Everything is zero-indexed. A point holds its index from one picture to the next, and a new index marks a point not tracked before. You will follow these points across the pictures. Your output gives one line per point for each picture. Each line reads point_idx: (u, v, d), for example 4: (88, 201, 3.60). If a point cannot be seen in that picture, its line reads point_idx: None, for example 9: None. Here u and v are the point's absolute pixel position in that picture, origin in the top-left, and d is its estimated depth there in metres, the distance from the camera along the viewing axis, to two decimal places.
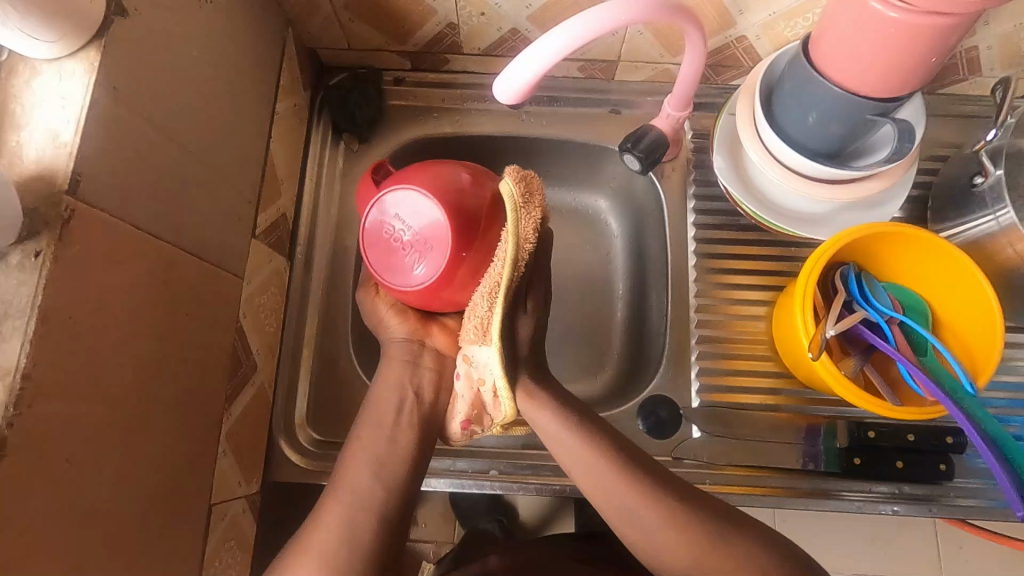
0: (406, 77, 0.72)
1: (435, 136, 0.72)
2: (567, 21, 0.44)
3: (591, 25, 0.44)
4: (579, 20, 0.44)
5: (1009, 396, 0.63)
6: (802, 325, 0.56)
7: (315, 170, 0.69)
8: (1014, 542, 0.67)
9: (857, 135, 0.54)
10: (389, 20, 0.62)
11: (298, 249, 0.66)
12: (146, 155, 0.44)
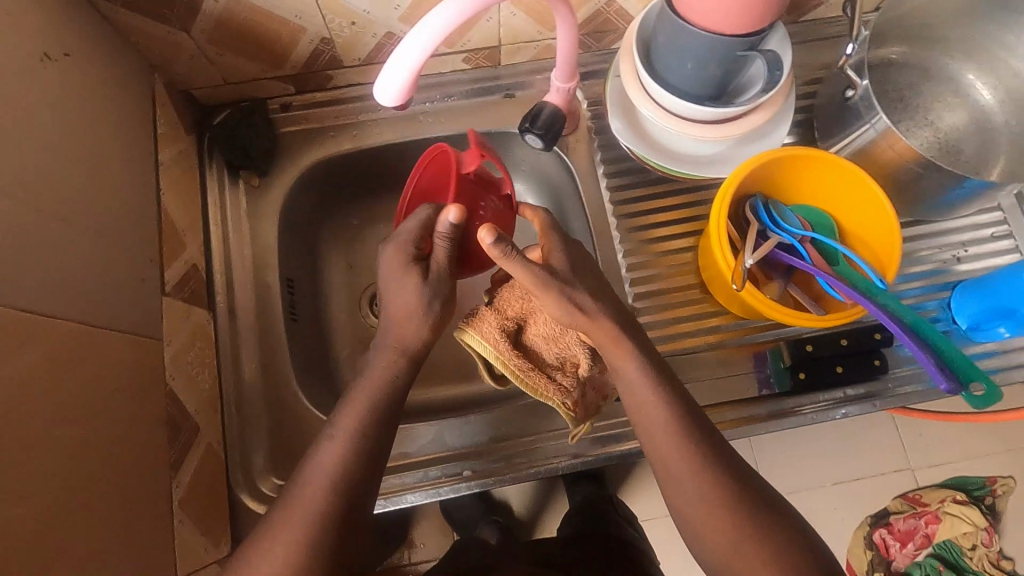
0: (292, 101, 0.70)
1: (336, 155, 0.71)
2: (430, 12, 0.44)
3: (455, 12, 0.43)
4: (442, 9, 0.43)
5: (922, 284, 0.68)
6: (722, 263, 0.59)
7: (218, 214, 0.66)
8: (954, 416, 0.72)
9: (734, 72, 0.57)
10: (258, 47, 0.61)
11: (217, 298, 0.64)
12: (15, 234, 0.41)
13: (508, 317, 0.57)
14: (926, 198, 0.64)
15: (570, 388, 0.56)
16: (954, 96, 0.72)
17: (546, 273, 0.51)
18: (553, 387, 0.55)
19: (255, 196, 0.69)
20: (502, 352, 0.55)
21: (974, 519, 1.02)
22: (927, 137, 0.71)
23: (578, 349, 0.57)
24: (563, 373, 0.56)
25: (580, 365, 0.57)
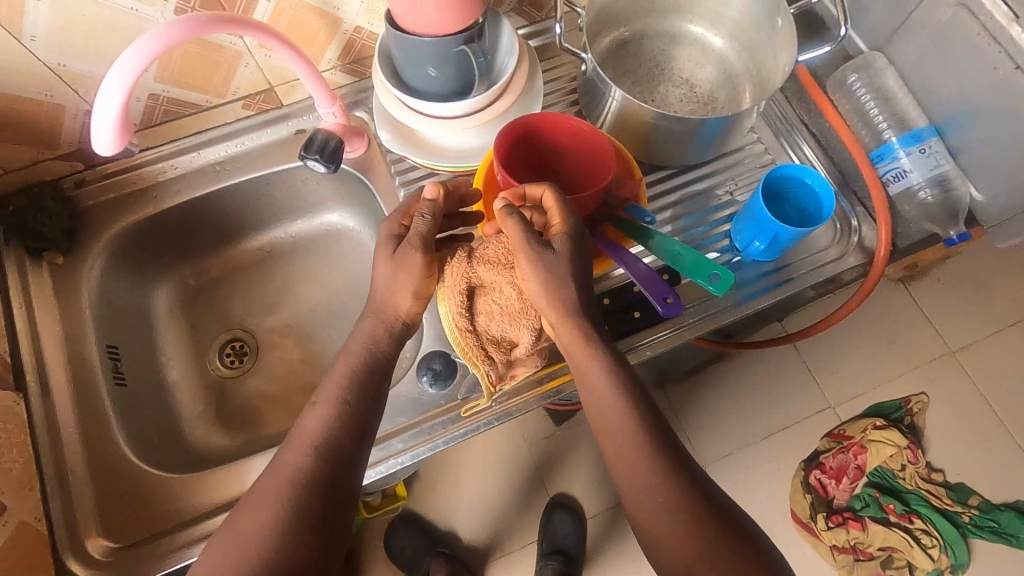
0: (86, 177, 0.72)
1: (141, 219, 0.73)
2: (127, 51, 0.47)
3: (150, 46, 0.47)
4: (138, 45, 0.46)
5: (704, 221, 0.73)
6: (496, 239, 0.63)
7: (21, 299, 0.67)
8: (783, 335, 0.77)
9: (467, 67, 0.63)
10: (20, 132, 0.63)
11: (28, 378, 0.64)
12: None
13: (470, 279, 0.55)
14: (684, 146, 0.70)
15: (497, 362, 0.57)
16: (699, 54, 0.80)
17: (553, 260, 0.53)
18: (482, 355, 0.57)
19: (60, 275, 0.70)
20: (456, 317, 0.56)
21: (894, 439, 1.15)
22: (683, 94, 0.79)
23: (520, 334, 0.56)
24: (513, 345, 0.57)
25: (517, 344, 0.57)
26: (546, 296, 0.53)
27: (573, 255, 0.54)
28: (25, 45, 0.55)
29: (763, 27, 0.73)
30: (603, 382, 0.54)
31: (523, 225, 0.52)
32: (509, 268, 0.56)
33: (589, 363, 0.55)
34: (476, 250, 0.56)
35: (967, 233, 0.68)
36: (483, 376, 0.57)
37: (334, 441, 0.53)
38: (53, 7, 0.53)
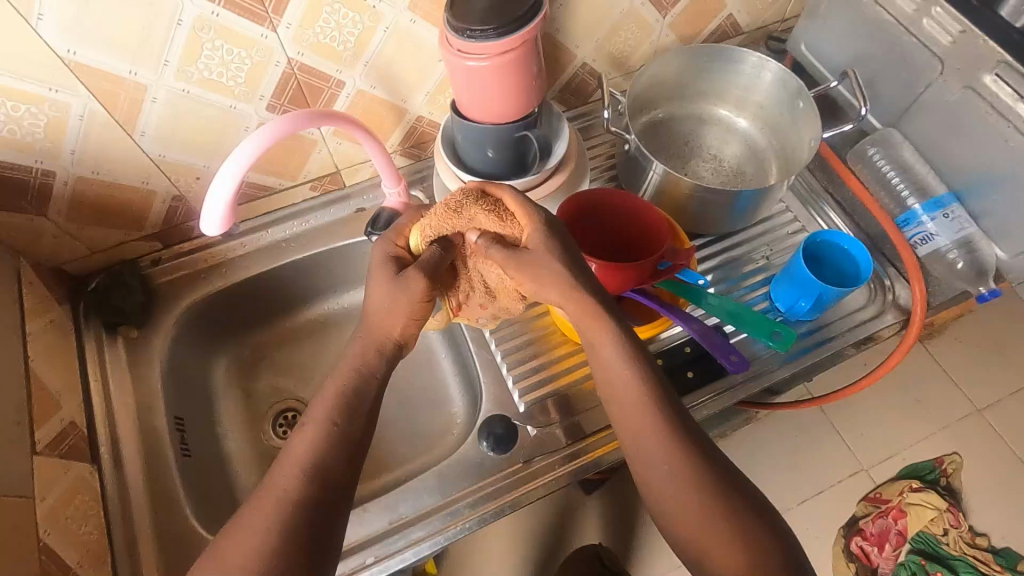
0: (162, 256, 0.76)
1: (211, 293, 0.77)
2: (239, 148, 0.52)
3: (259, 143, 0.52)
4: (248, 143, 0.52)
5: (748, 283, 0.78)
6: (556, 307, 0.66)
7: (97, 371, 0.70)
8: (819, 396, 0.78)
9: (524, 149, 0.70)
10: (114, 216, 0.68)
11: (102, 449, 0.65)
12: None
13: (452, 225, 0.56)
14: (722, 216, 0.76)
15: (460, 297, 0.62)
16: (725, 132, 0.87)
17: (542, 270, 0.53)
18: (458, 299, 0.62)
19: (134, 347, 0.73)
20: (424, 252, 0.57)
21: (935, 502, 1.13)
22: (713, 167, 0.85)
23: (500, 283, 0.59)
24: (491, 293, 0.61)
25: (505, 294, 0.61)
26: (547, 290, 0.53)
27: (554, 247, 0.54)
28: (136, 140, 0.61)
29: (786, 108, 0.80)
30: (609, 354, 0.53)
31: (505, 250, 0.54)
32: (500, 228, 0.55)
33: (597, 339, 0.53)
34: (460, 201, 0.55)
35: (998, 289, 0.71)
36: (447, 303, 0.62)
37: (325, 464, 0.47)
38: (167, 108, 0.59)
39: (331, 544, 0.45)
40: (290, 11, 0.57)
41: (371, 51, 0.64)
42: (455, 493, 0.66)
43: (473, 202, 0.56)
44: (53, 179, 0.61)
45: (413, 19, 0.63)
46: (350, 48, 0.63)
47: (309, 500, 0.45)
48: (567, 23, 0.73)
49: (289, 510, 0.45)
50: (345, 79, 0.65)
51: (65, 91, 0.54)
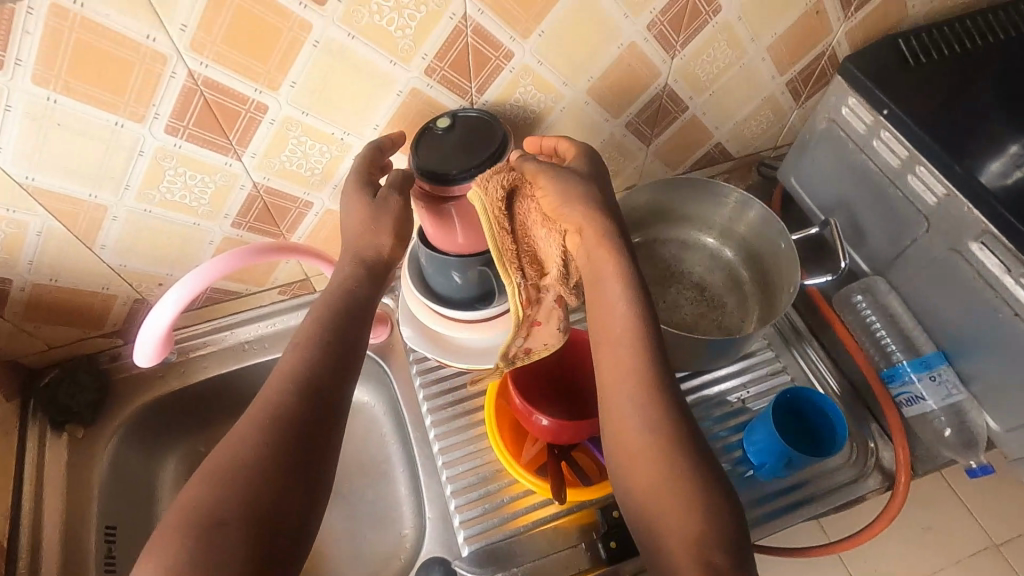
0: (123, 351, 0.76)
1: (167, 393, 0.76)
2: (171, 289, 0.54)
3: (188, 286, 0.53)
4: (178, 286, 0.53)
5: (729, 427, 0.73)
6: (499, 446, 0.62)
7: (33, 473, 0.68)
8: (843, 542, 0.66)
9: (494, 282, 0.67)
10: (74, 316, 0.68)
11: (18, 563, 0.62)
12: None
13: (507, 185, 0.54)
14: (693, 357, 0.72)
15: (524, 288, 0.57)
16: (709, 260, 0.85)
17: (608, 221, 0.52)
18: (526, 300, 0.58)
19: (78, 447, 0.71)
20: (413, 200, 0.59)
21: None
22: (695, 297, 0.83)
23: (553, 252, 0.56)
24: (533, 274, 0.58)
25: (550, 270, 0.57)
26: (569, 208, 0.52)
27: (590, 171, 0.56)
28: (96, 252, 0.61)
29: (769, 247, 0.78)
30: (616, 291, 0.50)
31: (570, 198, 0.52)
32: (524, 194, 0.55)
33: (606, 268, 0.52)
34: (489, 176, 0.54)
35: (990, 467, 0.66)
36: (515, 296, 0.57)
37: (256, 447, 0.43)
38: (127, 225, 0.60)
39: (313, 469, 0.44)
40: (255, 142, 0.57)
41: (339, 176, 0.64)
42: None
43: (491, 178, 0.54)
44: (11, 284, 0.61)
45: None
46: (318, 173, 0.63)
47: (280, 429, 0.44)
48: None
49: (249, 444, 0.43)
50: (313, 199, 0.66)
51: (23, 212, 0.54)
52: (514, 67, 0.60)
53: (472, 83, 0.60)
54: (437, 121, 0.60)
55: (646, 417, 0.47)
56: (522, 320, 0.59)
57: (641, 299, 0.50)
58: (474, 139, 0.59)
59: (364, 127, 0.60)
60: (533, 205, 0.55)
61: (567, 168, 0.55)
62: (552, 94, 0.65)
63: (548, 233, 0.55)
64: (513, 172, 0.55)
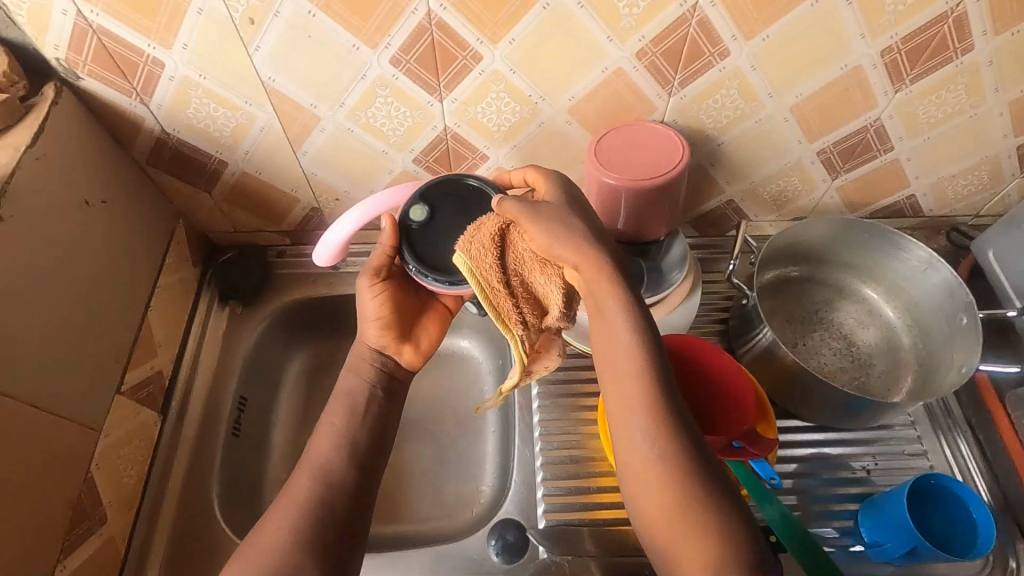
0: (287, 251, 0.85)
1: (312, 297, 0.84)
2: (369, 199, 0.59)
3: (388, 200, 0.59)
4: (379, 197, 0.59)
5: (839, 491, 0.68)
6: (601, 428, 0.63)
7: (198, 333, 0.77)
8: None
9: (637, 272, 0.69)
10: (263, 208, 0.76)
11: (172, 403, 0.72)
12: (2, 318, 0.51)
13: (497, 237, 0.54)
14: (824, 408, 0.67)
15: (548, 331, 0.58)
16: (864, 315, 0.78)
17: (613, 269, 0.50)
18: (535, 345, 0.58)
19: (235, 322, 0.81)
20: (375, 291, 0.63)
21: None
22: (838, 349, 0.77)
23: (551, 291, 0.55)
24: (511, 323, 0.55)
25: (549, 308, 0.56)
26: (558, 246, 0.51)
27: (568, 203, 0.55)
28: (297, 156, 0.68)
29: (947, 322, 0.71)
30: (619, 324, 0.49)
31: (553, 229, 0.52)
32: (512, 239, 0.55)
33: (606, 299, 0.50)
34: (465, 240, 0.55)
35: None
36: (517, 346, 0.56)
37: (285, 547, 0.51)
38: (331, 138, 0.66)
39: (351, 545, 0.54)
40: (460, 89, 0.61)
41: (520, 138, 0.67)
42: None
43: (471, 239, 0.55)
44: (226, 168, 0.70)
45: (568, 121, 0.64)
46: (503, 130, 0.66)
47: (337, 486, 0.56)
48: (724, 161, 0.70)
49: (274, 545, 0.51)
50: (490, 154, 0.69)
51: (255, 106, 0.62)
52: (724, 68, 0.59)
53: (677, 75, 0.59)
54: (411, 213, 0.58)
55: (654, 439, 0.47)
56: (532, 358, 0.59)
57: (647, 326, 0.49)
58: (467, 201, 0.59)
59: (559, 95, 0.62)
60: (526, 244, 0.55)
61: (541, 202, 0.55)
62: (753, 104, 0.63)
63: (536, 276, 0.55)
64: (500, 214, 0.55)
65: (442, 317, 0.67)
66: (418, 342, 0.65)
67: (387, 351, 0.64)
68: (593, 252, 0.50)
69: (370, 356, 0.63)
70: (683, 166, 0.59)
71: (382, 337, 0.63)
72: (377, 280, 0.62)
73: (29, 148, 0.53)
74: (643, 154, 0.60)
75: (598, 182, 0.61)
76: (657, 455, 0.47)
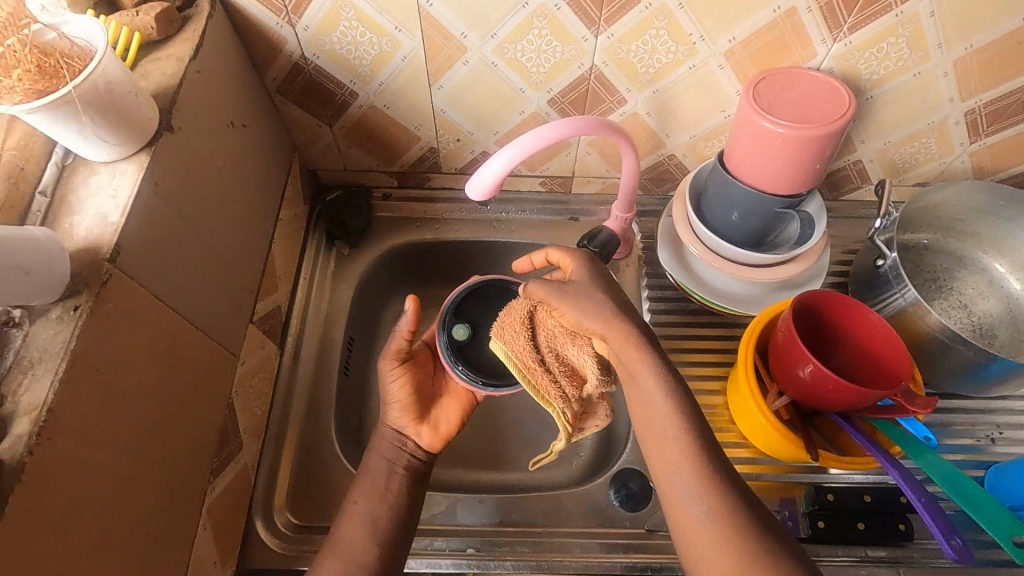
0: (392, 193, 0.83)
1: (416, 241, 0.81)
2: (527, 134, 0.56)
3: (546, 134, 0.56)
4: (536, 132, 0.56)
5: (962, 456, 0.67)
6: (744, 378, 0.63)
7: (308, 271, 0.76)
8: None
9: (773, 228, 0.66)
10: (380, 145, 0.75)
11: (289, 339, 0.71)
12: (183, 233, 0.50)
13: (528, 311, 0.59)
14: (959, 373, 0.66)
15: (581, 404, 0.57)
16: (985, 285, 0.76)
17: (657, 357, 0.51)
18: (580, 420, 0.57)
19: (342, 263, 0.79)
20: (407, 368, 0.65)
21: None
22: (960, 318, 0.74)
23: (583, 363, 0.57)
24: (564, 399, 0.56)
25: (587, 379, 0.57)
26: (587, 320, 0.54)
27: (592, 277, 0.57)
28: (431, 91, 0.66)
29: None
30: (652, 387, 0.50)
31: (582, 303, 0.54)
32: (543, 312, 0.59)
33: (633, 362, 0.51)
34: (502, 315, 0.60)
35: None
36: (559, 416, 0.56)
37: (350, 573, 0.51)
38: (471, 72, 0.64)
39: None
40: (620, 24, 0.59)
41: (666, 82, 0.65)
42: (565, 527, 0.64)
43: (502, 325, 0.60)
44: (355, 100, 0.68)
45: (721, 65, 0.62)
46: (651, 72, 0.63)
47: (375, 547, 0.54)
48: (867, 117, 0.68)
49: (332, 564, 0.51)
50: (629, 97, 0.66)
51: (405, 32, 0.60)
52: (901, 13, 0.57)
53: (850, 17, 0.57)
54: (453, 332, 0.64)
55: (700, 500, 0.46)
56: (584, 423, 0.58)
57: (674, 381, 0.51)
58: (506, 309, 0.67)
59: (720, 36, 0.60)
60: (552, 320, 0.59)
61: (568, 282, 0.57)
62: (918, 54, 0.61)
63: (574, 351, 0.57)
64: (526, 297, 0.60)
65: (461, 403, 0.65)
66: (438, 423, 0.63)
67: (409, 433, 0.62)
68: (617, 323, 0.52)
69: (390, 434, 0.62)
70: (851, 114, 0.56)
71: (404, 418, 0.62)
72: (398, 364, 0.63)
73: (192, 61, 0.51)
74: (803, 100, 0.58)
75: (752, 125, 0.58)
76: (710, 517, 0.46)
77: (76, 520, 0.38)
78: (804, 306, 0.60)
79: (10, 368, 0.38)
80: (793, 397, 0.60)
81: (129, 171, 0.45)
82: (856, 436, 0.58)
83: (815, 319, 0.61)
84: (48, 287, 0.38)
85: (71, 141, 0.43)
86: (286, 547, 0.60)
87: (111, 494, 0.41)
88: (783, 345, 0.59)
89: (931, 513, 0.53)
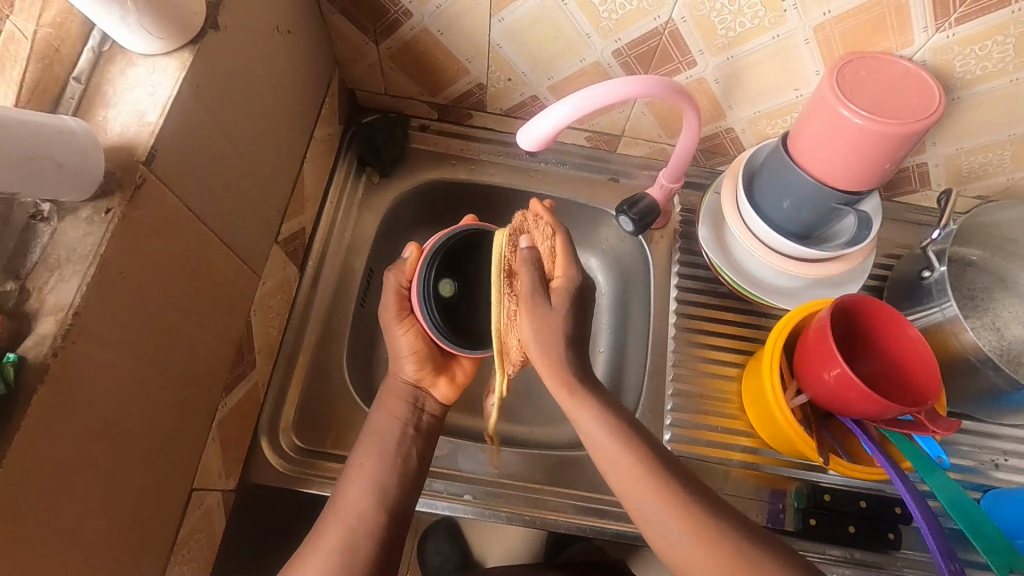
0: (431, 125, 0.79)
1: (448, 180, 0.78)
2: (589, 87, 0.53)
3: (608, 91, 0.53)
4: (599, 87, 0.53)
5: (963, 477, 0.67)
6: (767, 372, 0.62)
7: (337, 195, 0.74)
8: None
9: (826, 220, 0.63)
10: (427, 73, 0.70)
11: (309, 263, 0.70)
12: (219, 143, 0.47)
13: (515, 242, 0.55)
14: (981, 398, 0.65)
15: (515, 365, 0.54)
16: None
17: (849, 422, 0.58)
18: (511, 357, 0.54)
19: (371, 191, 0.77)
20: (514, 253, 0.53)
21: None
22: (990, 340, 0.71)
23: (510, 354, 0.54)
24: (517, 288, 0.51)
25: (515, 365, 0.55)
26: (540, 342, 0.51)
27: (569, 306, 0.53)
28: (491, 22, 0.62)
29: None
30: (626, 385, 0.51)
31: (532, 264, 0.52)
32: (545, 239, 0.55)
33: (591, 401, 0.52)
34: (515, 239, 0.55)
35: None
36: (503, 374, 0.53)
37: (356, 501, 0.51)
38: (537, 8, 0.59)
39: None
40: None
41: (744, 49, 0.60)
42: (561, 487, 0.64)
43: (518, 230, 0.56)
44: (408, 20, 0.63)
45: (808, 40, 0.58)
46: (730, 36, 0.59)
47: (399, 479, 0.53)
48: (948, 120, 0.63)
49: None
50: (700, 60, 0.62)
51: None
52: (1019, 10, 0.52)
53: (961, 8, 0.52)
54: (442, 287, 0.55)
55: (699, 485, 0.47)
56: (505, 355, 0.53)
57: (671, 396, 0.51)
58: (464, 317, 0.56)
59: (815, 7, 0.55)
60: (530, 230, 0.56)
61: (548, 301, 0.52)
62: (1021, 59, 0.56)
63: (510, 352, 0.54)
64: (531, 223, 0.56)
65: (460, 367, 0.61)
66: (454, 373, 0.61)
67: (423, 387, 0.59)
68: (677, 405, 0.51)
69: (404, 388, 0.59)
70: (938, 113, 0.52)
71: (420, 372, 0.59)
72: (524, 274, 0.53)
73: None
74: (889, 91, 0.54)
75: (829, 110, 0.54)
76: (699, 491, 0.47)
77: (94, 423, 0.38)
78: (843, 309, 0.59)
79: (37, 262, 0.36)
80: (813, 397, 0.59)
81: (170, 67, 0.42)
82: (866, 446, 0.57)
83: (851, 323, 0.60)
84: (82, 184, 0.36)
85: (112, 28, 0.39)
86: (289, 467, 0.61)
87: (128, 400, 0.41)
88: (815, 343, 0.57)
89: (930, 526, 0.52)
